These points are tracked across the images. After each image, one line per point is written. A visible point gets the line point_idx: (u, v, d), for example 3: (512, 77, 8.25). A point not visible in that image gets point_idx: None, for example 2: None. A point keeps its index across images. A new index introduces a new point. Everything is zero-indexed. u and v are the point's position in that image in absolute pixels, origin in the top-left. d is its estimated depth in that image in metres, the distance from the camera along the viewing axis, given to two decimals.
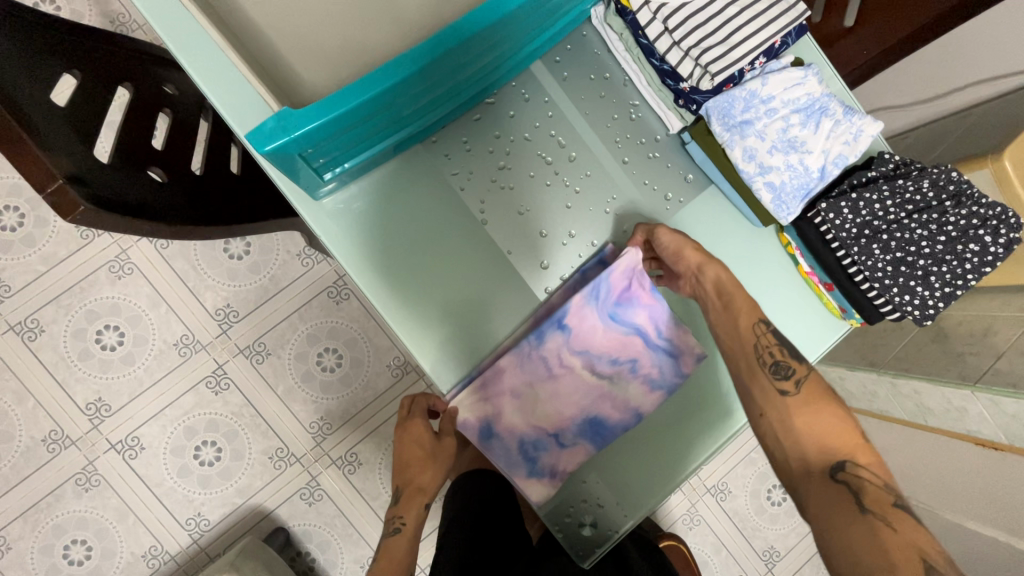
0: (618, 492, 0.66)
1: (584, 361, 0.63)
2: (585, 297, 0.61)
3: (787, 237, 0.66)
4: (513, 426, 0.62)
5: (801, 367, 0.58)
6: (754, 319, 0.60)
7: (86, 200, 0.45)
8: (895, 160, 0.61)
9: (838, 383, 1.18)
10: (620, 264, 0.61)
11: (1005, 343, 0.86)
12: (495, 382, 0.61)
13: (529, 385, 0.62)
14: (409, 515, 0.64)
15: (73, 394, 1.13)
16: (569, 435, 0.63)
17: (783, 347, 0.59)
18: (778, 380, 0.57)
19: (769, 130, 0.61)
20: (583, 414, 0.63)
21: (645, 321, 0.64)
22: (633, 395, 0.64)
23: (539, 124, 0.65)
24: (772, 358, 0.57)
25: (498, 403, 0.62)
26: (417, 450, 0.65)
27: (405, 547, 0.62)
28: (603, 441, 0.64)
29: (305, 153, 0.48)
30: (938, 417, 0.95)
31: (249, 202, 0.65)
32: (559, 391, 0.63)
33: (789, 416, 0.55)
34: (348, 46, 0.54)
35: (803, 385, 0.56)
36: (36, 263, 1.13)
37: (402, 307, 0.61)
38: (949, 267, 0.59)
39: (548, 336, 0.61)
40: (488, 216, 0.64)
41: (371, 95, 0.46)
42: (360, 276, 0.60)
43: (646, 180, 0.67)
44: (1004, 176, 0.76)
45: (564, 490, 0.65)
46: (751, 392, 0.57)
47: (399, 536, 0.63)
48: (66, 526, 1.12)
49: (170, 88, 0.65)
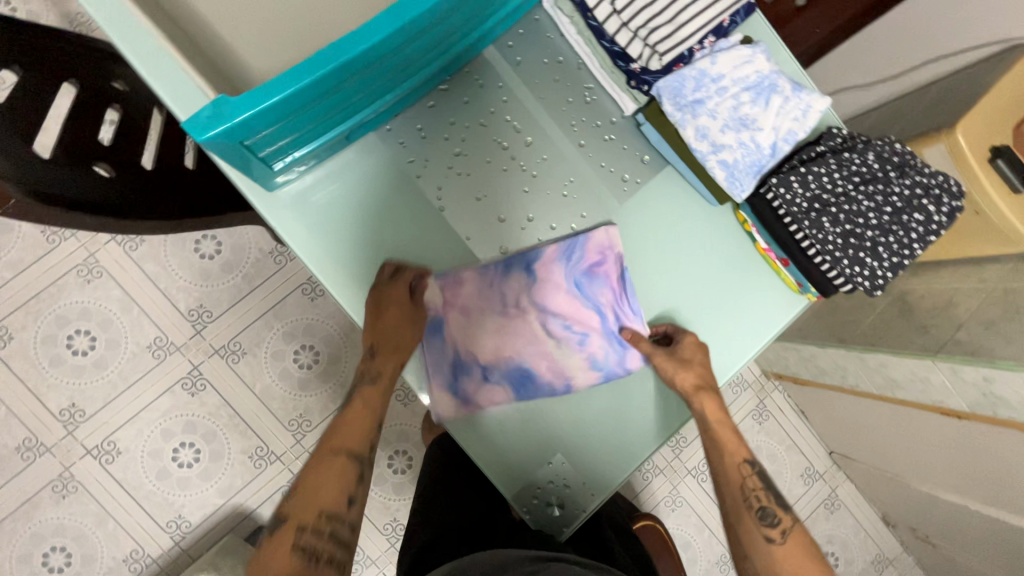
0: (539, 452, 0.66)
1: (540, 314, 0.64)
2: (560, 254, 0.64)
3: (744, 214, 0.67)
4: (450, 340, 0.63)
5: (787, 517, 0.65)
6: (739, 458, 0.68)
7: (20, 191, 0.45)
8: (843, 134, 0.62)
9: (808, 359, 1.18)
10: (596, 235, 0.64)
11: (964, 314, 0.89)
12: (454, 291, 0.63)
13: (481, 308, 0.63)
14: (387, 366, 0.62)
15: (46, 401, 1.12)
16: (497, 372, 0.63)
17: (769, 493, 0.67)
18: (765, 526, 0.64)
19: (720, 108, 0.62)
20: (515, 360, 0.64)
21: (607, 302, 0.65)
22: (571, 365, 0.64)
23: (493, 109, 0.65)
24: (758, 504, 0.65)
25: (447, 310, 0.63)
26: (391, 310, 0.60)
27: (379, 395, 0.63)
28: (524, 394, 0.64)
29: (247, 141, 0.47)
30: (905, 389, 0.97)
31: (203, 196, 0.65)
32: (505, 329, 0.64)
33: (773, 559, 0.62)
34: (295, 33, 0.54)
35: (788, 535, 0.63)
36: (2, 270, 1.11)
37: (348, 280, 0.61)
38: (895, 238, 0.60)
39: (514, 273, 0.63)
40: (444, 202, 0.64)
41: (308, 81, 0.44)
42: (309, 256, 0.61)
43: (603, 163, 0.67)
44: (958, 148, 0.78)
45: (525, 477, 0.65)
46: (740, 533, 0.65)
47: (376, 386, 0.63)
48: (43, 534, 1.11)
49: (121, 84, 0.64)
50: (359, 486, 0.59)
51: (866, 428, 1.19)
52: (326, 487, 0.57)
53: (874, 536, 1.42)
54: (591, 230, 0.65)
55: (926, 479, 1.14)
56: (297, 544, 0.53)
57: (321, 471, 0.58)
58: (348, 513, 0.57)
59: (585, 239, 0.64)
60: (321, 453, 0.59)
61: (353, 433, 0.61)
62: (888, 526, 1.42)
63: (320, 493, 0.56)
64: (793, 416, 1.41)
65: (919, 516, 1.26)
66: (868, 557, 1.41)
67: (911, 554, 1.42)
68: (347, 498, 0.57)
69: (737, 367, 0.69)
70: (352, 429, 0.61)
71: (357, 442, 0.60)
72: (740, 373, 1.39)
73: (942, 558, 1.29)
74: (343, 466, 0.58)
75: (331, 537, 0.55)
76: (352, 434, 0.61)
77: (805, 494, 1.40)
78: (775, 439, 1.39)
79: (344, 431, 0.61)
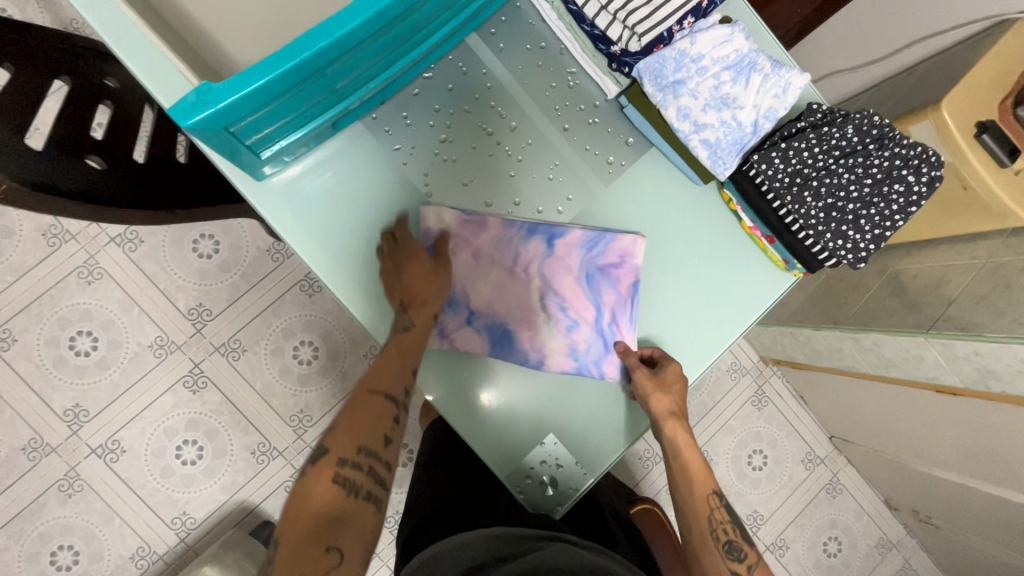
0: (511, 413, 0.67)
1: (542, 285, 0.66)
2: (582, 241, 0.66)
3: (728, 193, 0.68)
4: (450, 274, 0.65)
5: (751, 551, 0.67)
6: (707, 490, 0.69)
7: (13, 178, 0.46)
8: (823, 110, 0.62)
9: (804, 342, 1.18)
10: (620, 239, 0.66)
11: (955, 291, 0.89)
12: (472, 234, 0.65)
13: (491, 259, 0.65)
14: (419, 317, 0.62)
15: (51, 402, 1.13)
16: (482, 320, 0.66)
17: (734, 524, 0.68)
18: (731, 559, 0.65)
19: (701, 88, 0.62)
20: (502, 317, 0.66)
21: (608, 303, 0.67)
22: (552, 342, 0.66)
23: (478, 95, 0.66)
24: (726, 537, 0.66)
25: (457, 246, 0.65)
26: (418, 266, 0.62)
27: (412, 344, 0.62)
28: (498, 350, 0.65)
29: (231, 127, 0.48)
30: (900, 368, 0.97)
31: (195, 189, 0.66)
32: (505, 285, 0.66)
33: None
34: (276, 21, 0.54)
35: (753, 569, 0.65)
36: (4, 274, 1.12)
37: (335, 262, 0.63)
38: (877, 210, 0.60)
39: (534, 240, 0.65)
40: (432, 188, 0.65)
41: (290, 65, 0.45)
42: (297, 240, 0.62)
43: (588, 146, 0.68)
44: (943, 123, 0.78)
45: (512, 456, 0.66)
46: (707, 567, 0.65)
47: (409, 334, 0.62)
48: (51, 533, 1.13)
49: (112, 82, 0.67)
50: (395, 427, 0.61)
51: (864, 411, 1.19)
52: (363, 426, 0.58)
53: (877, 520, 1.42)
54: (620, 232, 0.67)
55: (926, 460, 1.14)
56: (336, 475, 0.55)
57: (360, 411, 0.59)
58: (385, 452, 0.60)
59: (612, 238, 0.66)
60: (360, 392, 0.60)
61: (392, 377, 0.61)
62: (891, 510, 1.42)
63: (359, 432, 0.58)
64: (792, 402, 1.41)
65: (921, 498, 1.26)
66: (871, 541, 1.41)
67: (914, 537, 1.41)
68: (384, 438, 0.60)
69: (719, 352, 0.70)
70: (390, 373, 0.61)
71: (394, 386, 0.61)
72: (738, 360, 1.39)
73: (945, 540, 1.29)
74: (381, 408, 0.60)
75: (369, 471, 0.57)
76: (389, 377, 0.61)
77: (806, 479, 1.40)
78: (775, 425, 1.40)
79: (382, 375, 0.61)
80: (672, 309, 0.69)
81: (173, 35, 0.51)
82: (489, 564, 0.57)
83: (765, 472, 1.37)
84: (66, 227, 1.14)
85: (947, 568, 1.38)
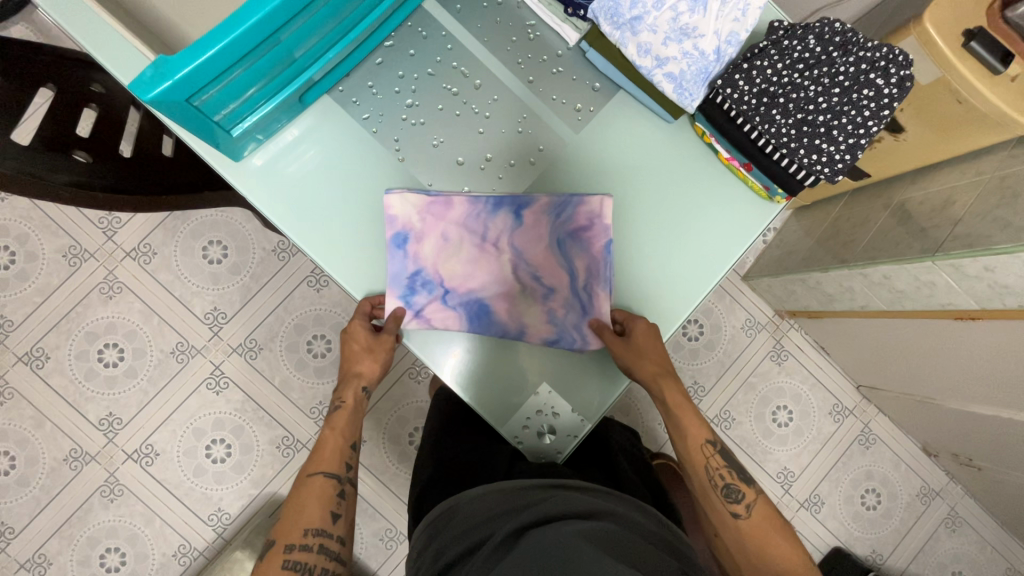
0: (507, 391, 0.67)
1: (512, 258, 0.67)
2: (551, 208, 0.66)
3: (700, 126, 0.67)
4: (420, 257, 0.66)
5: (750, 490, 0.67)
6: (701, 440, 0.68)
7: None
8: (784, 26, 0.61)
9: (815, 287, 1.15)
10: (589, 202, 0.66)
11: (961, 211, 0.85)
12: (440, 212, 0.66)
13: (461, 235, 0.66)
14: (348, 394, 0.70)
15: (86, 413, 1.19)
16: (457, 297, 0.66)
17: (732, 467, 0.67)
18: (730, 503, 0.66)
19: (660, 22, 0.60)
20: (476, 293, 0.66)
21: (582, 267, 0.66)
22: (531, 317, 0.67)
23: (440, 57, 0.68)
24: (722, 482, 0.66)
25: (427, 229, 0.66)
26: (355, 347, 0.68)
27: (345, 422, 0.69)
28: (479, 326, 0.66)
29: (194, 98, 0.50)
30: (912, 298, 0.94)
31: (176, 179, 0.73)
32: (477, 260, 0.67)
33: (739, 535, 0.64)
34: None
35: (753, 508, 0.65)
36: (33, 296, 1.19)
37: (315, 237, 0.65)
38: (849, 118, 0.59)
39: (502, 213, 0.66)
40: (404, 152, 0.67)
41: (242, 31, 0.46)
42: (284, 220, 0.65)
43: (554, 96, 0.69)
44: (929, 38, 0.74)
45: (505, 421, 0.67)
46: (709, 513, 0.67)
47: (340, 411, 0.70)
48: (99, 537, 1.18)
49: (98, 87, 0.71)
50: (342, 502, 0.65)
51: (889, 352, 1.15)
52: (308, 508, 0.62)
53: (916, 468, 1.36)
54: (587, 195, 0.66)
55: (958, 395, 1.09)
56: (286, 560, 0.58)
57: (303, 495, 0.64)
58: (335, 527, 0.63)
59: (580, 202, 0.66)
60: (300, 477, 0.65)
61: (328, 457, 0.67)
62: (930, 457, 1.36)
63: (304, 514, 0.62)
64: (814, 353, 1.37)
65: (959, 440, 1.20)
66: (912, 490, 1.36)
67: (959, 483, 1.35)
68: (331, 515, 0.63)
69: (706, 292, 0.69)
70: (327, 453, 0.67)
71: (333, 463, 0.66)
72: (753, 315, 1.37)
73: (990, 482, 1.23)
74: (323, 485, 0.64)
75: (321, 549, 0.60)
76: (328, 457, 0.67)
77: (837, 431, 1.36)
78: (798, 378, 1.36)
79: (319, 457, 0.67)
80: (652, 247, 0.68)
81: (132, 27, 0.54)
82: (497, 517, 0.58)
83: (793, 428, 1.35)
84: (85, 246, 1.21)
85: (996, 512, 1.32)
